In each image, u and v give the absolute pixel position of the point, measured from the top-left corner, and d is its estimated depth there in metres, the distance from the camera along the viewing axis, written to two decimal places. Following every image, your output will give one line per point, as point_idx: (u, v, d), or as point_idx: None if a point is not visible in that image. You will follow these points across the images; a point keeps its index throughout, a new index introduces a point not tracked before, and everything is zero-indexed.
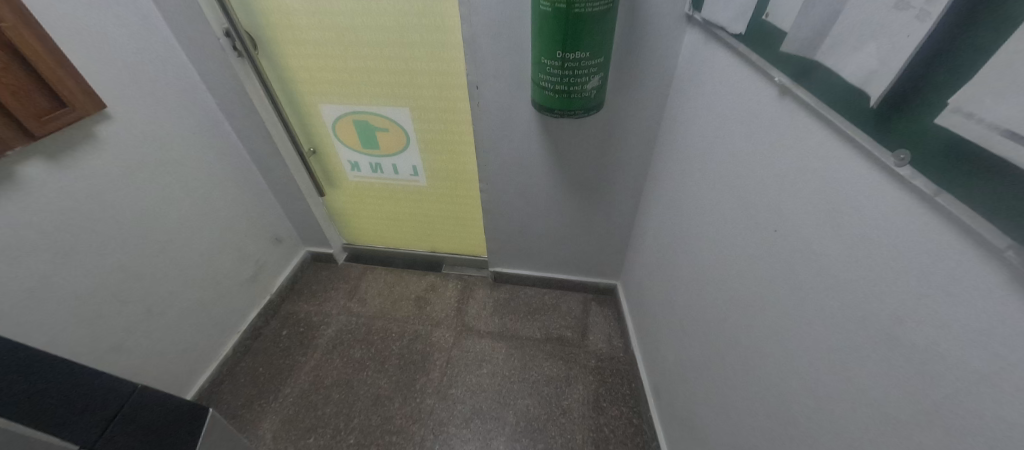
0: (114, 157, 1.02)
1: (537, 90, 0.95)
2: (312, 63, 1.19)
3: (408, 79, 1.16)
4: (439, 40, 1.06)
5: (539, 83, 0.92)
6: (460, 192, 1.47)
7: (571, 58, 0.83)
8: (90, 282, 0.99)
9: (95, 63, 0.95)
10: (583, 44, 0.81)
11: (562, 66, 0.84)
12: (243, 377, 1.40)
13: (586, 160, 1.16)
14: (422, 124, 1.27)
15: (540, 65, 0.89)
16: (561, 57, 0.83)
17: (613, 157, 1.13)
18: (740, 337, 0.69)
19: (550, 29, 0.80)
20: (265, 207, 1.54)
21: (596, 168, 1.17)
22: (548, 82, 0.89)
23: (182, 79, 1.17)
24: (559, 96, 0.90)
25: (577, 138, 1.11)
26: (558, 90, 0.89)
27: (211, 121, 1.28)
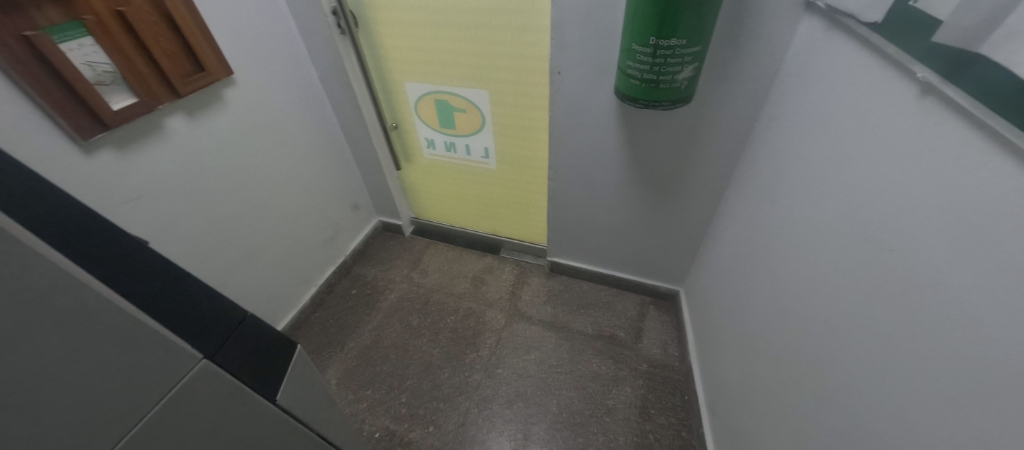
0: (232, 118, 1.16)
1: (622, 78, 0.91)
2: (403, 43, 1.25)
3: (490, 62, 1.18)
4: (526, 23, 1.05)
5: (626, 71, 0.88)
6: (528, 179, 1.47)
7: (664, 46, 0.78)
8: (208, 224, 1.15)
9: (227, 34, 1.09)
10: (679, 31, 0.76)
11: (653, 54, 0.80)
12: (316, 325, 1.55)
13: (664, 156, 1.10)
14: (499, 108, 1.29)
15: (628, 52, 0.85)
16: (653, 44, 0.79)
17: (695, 155, 1.06)
18: (822, 364, 0.63)
19: (644, 13, 0.76)
20: (347, 176, 1.67)
21: (674, 165, 1.11)
22: (635, 70, 0.85)
23: (292, 53, 1.30)
24: (646, 85, 0.86)
25: (658, 132, 1.05)
26: (644, 79, 0.85)
27: (311, 92, 1.41)
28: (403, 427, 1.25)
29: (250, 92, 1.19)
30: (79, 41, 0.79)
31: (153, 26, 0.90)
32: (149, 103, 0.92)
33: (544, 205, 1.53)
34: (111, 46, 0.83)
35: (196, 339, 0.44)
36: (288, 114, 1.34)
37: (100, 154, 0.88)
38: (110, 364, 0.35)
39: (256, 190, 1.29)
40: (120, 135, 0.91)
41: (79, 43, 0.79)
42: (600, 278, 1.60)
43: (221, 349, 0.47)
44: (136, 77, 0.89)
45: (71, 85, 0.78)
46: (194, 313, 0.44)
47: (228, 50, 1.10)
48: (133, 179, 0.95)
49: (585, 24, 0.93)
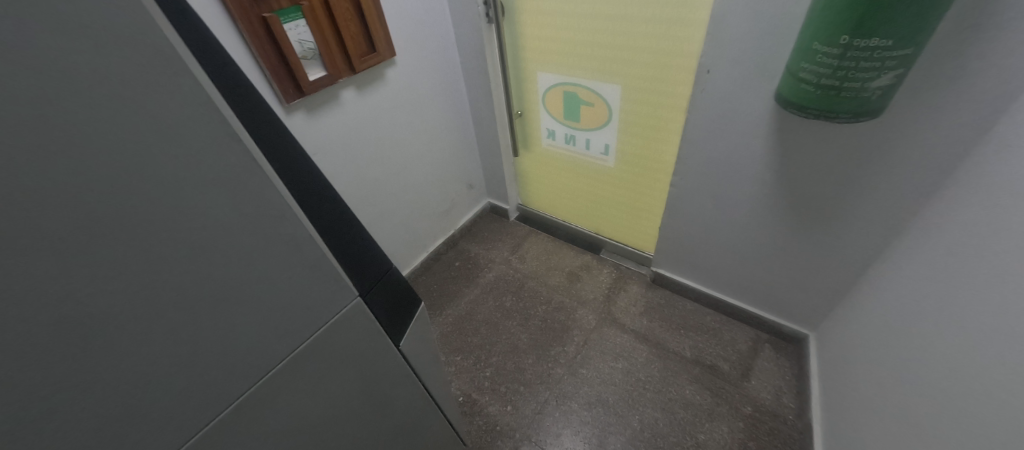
0: (387, 94, 1.32)
1: (791, 81, 0.79)
2: (544, 33, 1.28)
3: (630, 55, 1.13)
4: (679, 16, 0.98)
5: (798, 74, 0.76)
6: (646, 182, 1.39)
7: (860, 46, 0.65)
8: (356, 183, 1.35)
9: (396, 19, 1.23)
10: (886, 28, 0.62)
11: (841, 56, 0.67)
12: (422, 287, 1.72)
13: (822, 176, 0.94)
14: (630, 104, 1.24)
15: (806, 52, 0.73)
16: (844, 43, 0.66)
17: (867, 180, 0.89)
18: None
19: (840, 7, 0.64)
20: (468, 157, 1.80)
21: (835, 189, 0.94)
22: (811, 74, 0.73)
23: (443, 38, 1.42)
24: (822, 92, 0.73)
25: (821, 148, 0.90)
26: (822, 84, 0.72)
27: (452, 76, 1.53)
28: (484, 398, 1.32)
29: (405, 71, 1.34)
30: (296, 23, 0.97)
31: (346, 12, 1.06)
32: (333, 76, 1.09)
33: (658, 212, 1.44)
34: (315, 26, 1.01)
35: (355, 278, 0.53)
36: (430, 95, 1.48)
37: (294, 115, 1.09)
38: (295, 283, 0.45)
39: (395, 160, 1.47)
40: (310, 102, 1.11)
41: (296, 24, 0.97)
42: (709, 301, 1.46)
43: (370, 291, 0.57)
44: (328, 54, 1.06)
45: (286, 58, 0.98)
46: (357, 258, 0.54)
47: (394, 32, 1.25)
48: (312, 138, 1.16)
49: (753, 17, 0.83)
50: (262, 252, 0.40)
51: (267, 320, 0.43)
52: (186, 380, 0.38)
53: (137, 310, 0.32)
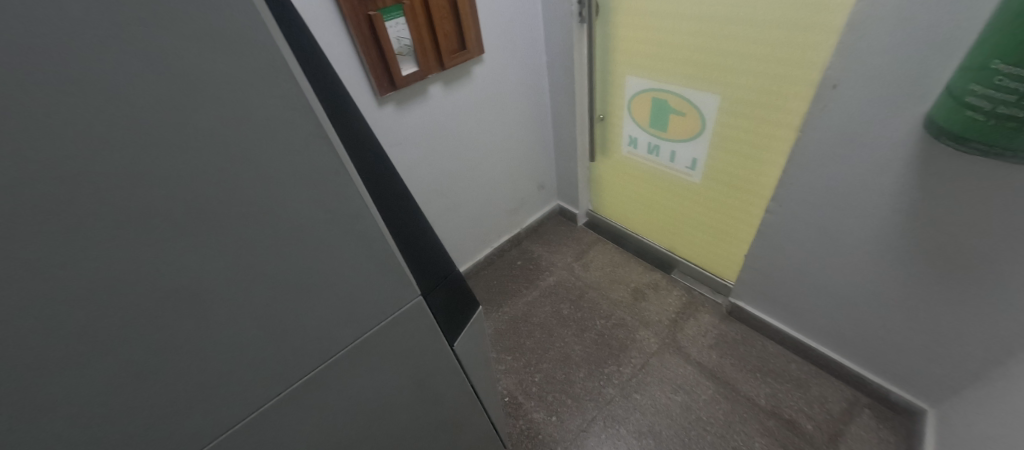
0: (472, 91, 1.35)
1: (956, 107, 0.63)
2: (639, 35, 1.20)
3: (737, 63, 1.01)
4: (805, 20, 0.85)
5: (967, 99, 0.60)
6: (735, 204, 1.25)
7: None
8: (432, 175, 1.41)
9: (489, 16, 1.25)
10: None
11: None
12: (482, 281, 1.75)
13: (977, 223, 0.76)
14: (728, 117, 1.11)
15: (980, 71, 0.58)
16: None
17: None
18: None
19: None
20: (543, 157, 1.78)
21: (994, 243, 0.75)
22: (984, 100, 0.58)
23: (532, 36, 1.41)
24: (997, 124, 0.57)
25: (980, 190, 0.72)
26: (998, 114, 0.56)
27: (537, 75, 1.52)
28: (530, 403, 1.31)
29: (491, 68, 1.36)
30: (397, 20, 1.03)
31: (442, 10, 1.10)
32: (424, 72, 1.14)
33: (747, 239, 1.29)
34: (412, 24, 1.06)
35: (418, 279, 0.55)
36: (513, 93, 1.49)
37: (386, 107, 1.16)
38: (365, 274, 0.47)
39: (471, 155, 1.50)
40: (400, 95, 1.17)
41: (396, 22, 1.03)
42: (795, 345, 1.28)
43: (431, 291, 0.58)
44: (422, 51, 1.11)
45: (384, 53, 1.04)
46: (423, 259, 0.55)
47: (486, 29, 1.26)
48: (399, 130, 1.23)
49: (908, 24, 0.68)
50: (334, 245, 0.42)
51: (335, 307, 0.47)
52: (261, 356, 0.42)
53: (230, 286, 0.36)
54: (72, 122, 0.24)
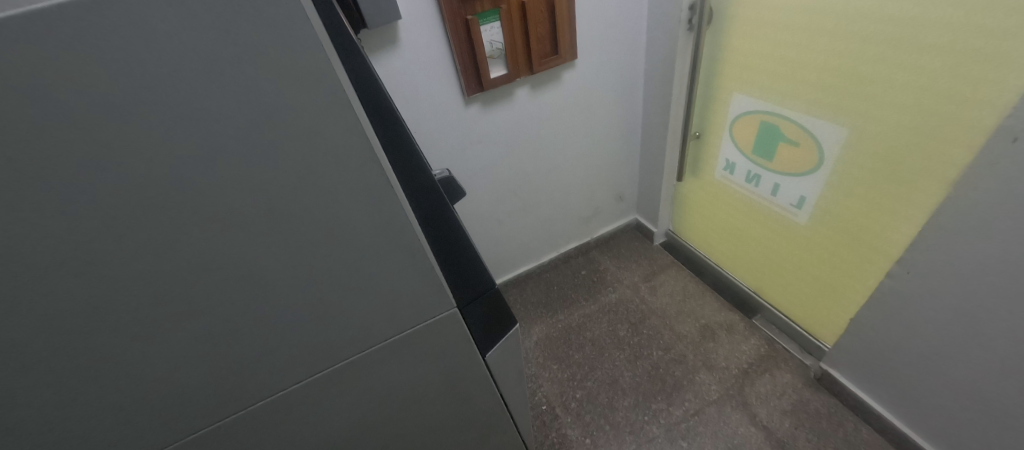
0: (560, 95, 1.33)
1: None
2: (757, 48, 1.05)
3: (879, 92, 0.83)
4: (987, 48, 0.66)
5: None
6: (848, 258, 1.05)
7: None
8: (508, 174, 1.43)
9: (588, 20, 1.20)
10: None
11: None
12: (542, 284, 1.76)
13: None
14: (855, 155, 0.93)
15: None
16: None
17: None
18: None
19: None
20: (627, 168, 1.69)
21: None
22: None
23: (633, 42, 1.33)
24: None
25: None
26: None
27: (632, 82, 1.43)
28: (567, 418, 1.29)
29: (584, 74, 1.32)
30: (492, 24, 1.06)
31: (539, 14, 1.09)
32: (512, 75, 1.15)
33: (856, 301, 1.07)
34: (507, 28, 1.07)
35: (456, 294, 0.57)
36: (604, 100, 1.43)
37: (472, 106, 1.20)
38: (404, 283, 0.51)
39: (550, 159, 1.49)
40: (486, 96, 1.20)
41: (492, 25, 1.06)
42: (900, 439, 1.05)
43: (468, 305, 0.60)
44: (513, 54, 1.12)
45: (476, 56, 1.07)
46: (464, 276, 0.57)
47: (582, 34, 1.22)
48: (481, 128, 1.27)
49: None
50: (377, 254, 0.47)
51: (373, 307, 0.51)
52: (306, 337, 0.49)
53: (287, 273, 0.42)
54: (182, 137, 0.31)
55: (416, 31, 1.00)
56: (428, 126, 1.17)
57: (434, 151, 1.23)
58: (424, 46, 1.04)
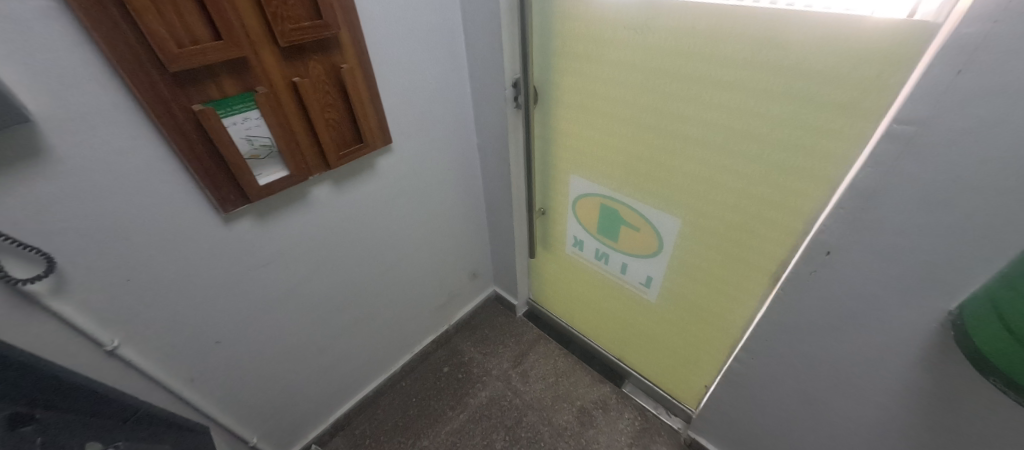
0: (382, 185, 1.05)
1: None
2: (585, 133, 0.99)
3: (704, 189, 0.83)
4: (791, 160, 0.68)
5: None
6: (697, 334, 1.06)
7: None
8: (327, 291, 1.07)
9: (402, 96, 0.97)
10: None
11: None
12: (397, 400, 1.40)
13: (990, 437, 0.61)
14: (690, 243, 0.93)
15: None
16: None
17: None
18: None
19: None
20: (476, 243, 1.51)
21: None
22: None
23: (461, 116, 1.16)
24: None
25: (1000, 406, 0.57)
26: None
27: (467, 157, 1.26)
28: None
29: (408, 156, 1.07)
30: (245, 114, 0.70)
31: (325, 95, 0.80)
32: (299, 176, 0.82)
33: (709, 371, 1.10)
34: (274, 118, 0.74)
35: None
36: (439, 180, 1.21)
37: (241, 223, 0.81)
38: None
39: (385, 257, 1.19)
40: (264, 206, 0.83)
41: (245, 116, 0.71)
42: None
43: None
44: (292, 150, 0.79)
45: (226, 161, 0.70)
46: None
47: (397, 114, 0.98)
48: (269, 247, 0.88)
49: (944, 208, 0.52)
50: None
51: None
52: None
53: None
54: None
55: (90, 133, 0.58)
56: (162, 264, 0.74)
57: (185, 295, 0.79)
58: (120, 154, 0.62)
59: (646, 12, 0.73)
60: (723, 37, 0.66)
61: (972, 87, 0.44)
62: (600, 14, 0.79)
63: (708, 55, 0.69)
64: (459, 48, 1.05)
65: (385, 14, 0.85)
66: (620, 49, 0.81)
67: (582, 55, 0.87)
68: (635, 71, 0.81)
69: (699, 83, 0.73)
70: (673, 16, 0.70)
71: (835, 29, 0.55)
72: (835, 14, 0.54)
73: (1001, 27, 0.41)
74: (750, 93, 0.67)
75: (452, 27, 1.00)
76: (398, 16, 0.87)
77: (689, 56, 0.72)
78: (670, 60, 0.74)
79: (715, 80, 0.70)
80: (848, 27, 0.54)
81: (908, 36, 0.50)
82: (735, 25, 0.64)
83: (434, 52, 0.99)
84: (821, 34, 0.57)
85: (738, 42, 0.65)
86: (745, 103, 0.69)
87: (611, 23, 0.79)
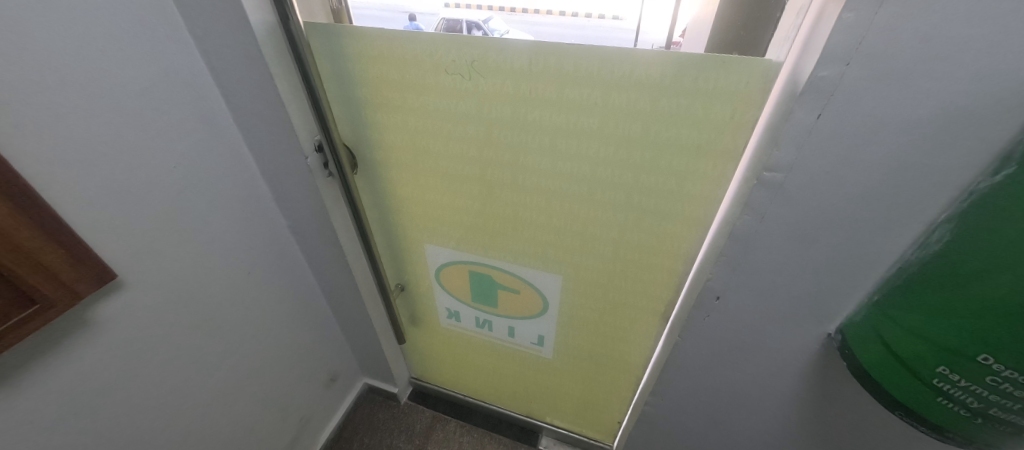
0: (113, 339, 0.64)
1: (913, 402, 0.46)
2: (429, 197, 0.78)
3: (580, 243, 0.72)
4: (663, 206, 0.61)
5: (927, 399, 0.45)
6: (600, 380, 0.98)
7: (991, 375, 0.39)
8: None
9: (110, 198, 0.59)
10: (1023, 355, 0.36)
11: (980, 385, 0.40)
12: None
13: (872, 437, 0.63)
14: (576, 298, 0.82)
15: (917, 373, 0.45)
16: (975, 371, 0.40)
17: None
18: None
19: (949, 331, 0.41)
20: (322, 342, 1.16)
21: None
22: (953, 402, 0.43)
23: (245, 196, 0.81)
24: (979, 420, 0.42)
25: (878, 411, 0.59)
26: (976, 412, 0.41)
27: (276, 246, 0.92)
28: None
29: (157, 280, 0.69)
30: None
31: None
32: None
33: (619, 410, 1.04)
34: None
35: None
36: (233, 290, 0.84)
37: None
38: None
39: (158, 434, 0.76)
40: None
41: None
42: None
43: None
44: None
45: None
46: None
47: (107, 227, 0.59)
48: None
49: (814, 246, 0.50)
50: None
51: None
52: None
53: None
54: None
55: None
56: None
57: None
58: None
59: (471, 53, 0.56)
60: (567, 80, 0.54)
61: (829, 130, 0.41)
62: (412, 56, 0.60)
63: (554, 101, 0.57)
64: (218, 107, 0.71)
65: (29, 79, 0.48)
66: (449, 97, 0.62)
67: (401, 107, 0.66)
68: (473, 123, 0.64)
69: (551, 133, 0.60)
70: (505, 57, 0.55)
71: (685, 68, 0.48)
72: (682, 54, 0.47)
73: (851, 71, 0.37)
74: (609, 141, 0.57)
75: (192, 79, 0.66)
76: (63, 79, 0.51)
77: (533, 104, 0.58)
78: (513, 109, 0.59)
79: (568, 129, 0.58)
80: (697, 65, 0.47)
81: (755, 75, 0.45)
82: (578, 67, 0.52)
83: (162, 119, 0.64)
84: (671, 77, 0.49)
85: (585, 87, 0.54)
86: (604, 153, 0.59)
87: (427, 66, 0.60)
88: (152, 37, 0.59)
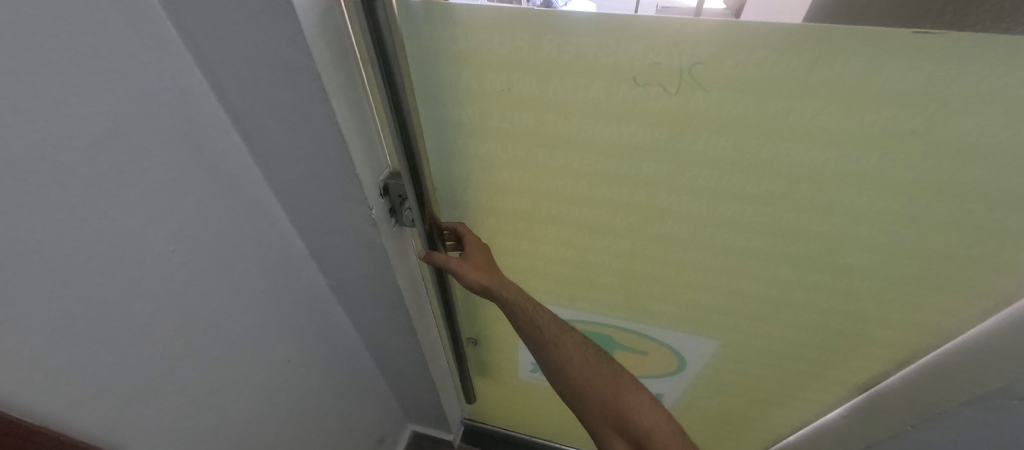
0: None
1: None
2: (546, 251, 0.56)
3: (770, 309, 0.52)
4: (940, 273, 0.42)
5: None
6: (723, 434, 0.82)
7: None
8: None
9: (53, 345, 0.33)
10: None
11: None
12: None
13: None
14: (731, 362, 0.63)
15: None
16: None
17: None
18: None
19: None
20: (368, 403, 0.94)
21: None
22: None
23: (273, 264, 0.56)
24: None
25: None
26: None
27: (316, 314, 0.68)
28: None
29: (150, 427, 0.44)
30: None
31: None
32: None
33: None
34: None
35: None
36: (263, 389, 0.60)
37: None
38: None
39: None
40: None
41: None
42: None
43: None
44: None
45: None
46: None
47: (47, 392, 0.34)
48: None
49: None
50: None
51: None
52: None
53: None
54: None
55: None
56: None
57: None
58: None
59: (699, 52, 0.32)
60: (873, 96, 0.31)
61: None
62: (575, 56, 0.35)
63: (829, 130, 0.34)
64: (226, 145, 0.44)
65: None
66: (624, 122, 0.39)
67: (533, 135, 0.42)
68: (657, 159, 0.40)
69: (796, 176, 0.38)
70: (765, 60, 0.31)
71: None
72: None
73: None
74: (905, 190, 0.36)
75: (182, 107, 0.39)
76: None
77: (785, 134, 0.35)
78: (741, 140, 0.37)
79: (833, 170, 0.36)
80: None
81: None
82: (914, 76, 0.30)
83: (134, 183, 0.36)
84: None
85: (909, 109, 0.31)
86: (885, 204, 0.38)
87: (599, 72, 0.36)
88: (103, 37, 0.31)
